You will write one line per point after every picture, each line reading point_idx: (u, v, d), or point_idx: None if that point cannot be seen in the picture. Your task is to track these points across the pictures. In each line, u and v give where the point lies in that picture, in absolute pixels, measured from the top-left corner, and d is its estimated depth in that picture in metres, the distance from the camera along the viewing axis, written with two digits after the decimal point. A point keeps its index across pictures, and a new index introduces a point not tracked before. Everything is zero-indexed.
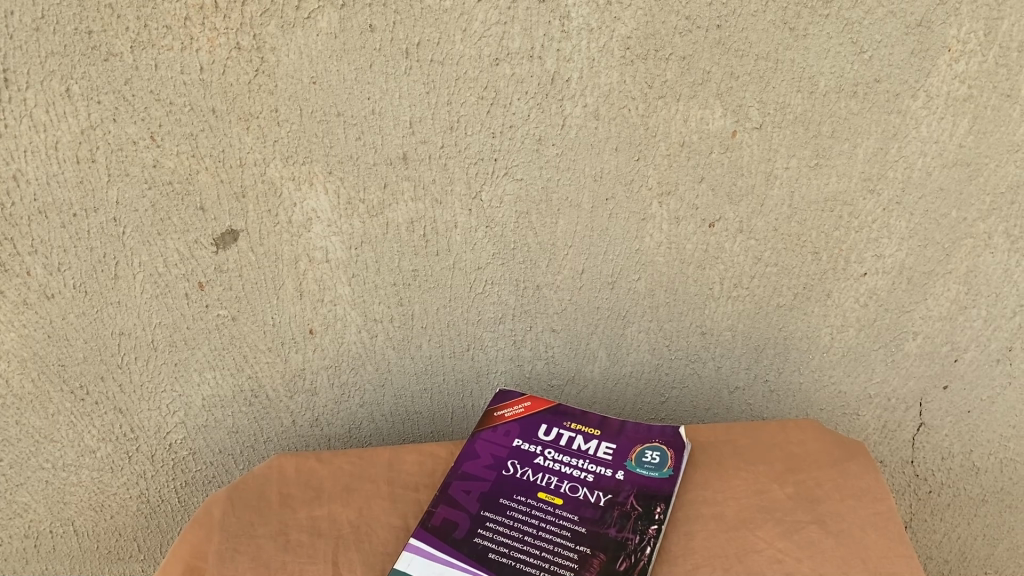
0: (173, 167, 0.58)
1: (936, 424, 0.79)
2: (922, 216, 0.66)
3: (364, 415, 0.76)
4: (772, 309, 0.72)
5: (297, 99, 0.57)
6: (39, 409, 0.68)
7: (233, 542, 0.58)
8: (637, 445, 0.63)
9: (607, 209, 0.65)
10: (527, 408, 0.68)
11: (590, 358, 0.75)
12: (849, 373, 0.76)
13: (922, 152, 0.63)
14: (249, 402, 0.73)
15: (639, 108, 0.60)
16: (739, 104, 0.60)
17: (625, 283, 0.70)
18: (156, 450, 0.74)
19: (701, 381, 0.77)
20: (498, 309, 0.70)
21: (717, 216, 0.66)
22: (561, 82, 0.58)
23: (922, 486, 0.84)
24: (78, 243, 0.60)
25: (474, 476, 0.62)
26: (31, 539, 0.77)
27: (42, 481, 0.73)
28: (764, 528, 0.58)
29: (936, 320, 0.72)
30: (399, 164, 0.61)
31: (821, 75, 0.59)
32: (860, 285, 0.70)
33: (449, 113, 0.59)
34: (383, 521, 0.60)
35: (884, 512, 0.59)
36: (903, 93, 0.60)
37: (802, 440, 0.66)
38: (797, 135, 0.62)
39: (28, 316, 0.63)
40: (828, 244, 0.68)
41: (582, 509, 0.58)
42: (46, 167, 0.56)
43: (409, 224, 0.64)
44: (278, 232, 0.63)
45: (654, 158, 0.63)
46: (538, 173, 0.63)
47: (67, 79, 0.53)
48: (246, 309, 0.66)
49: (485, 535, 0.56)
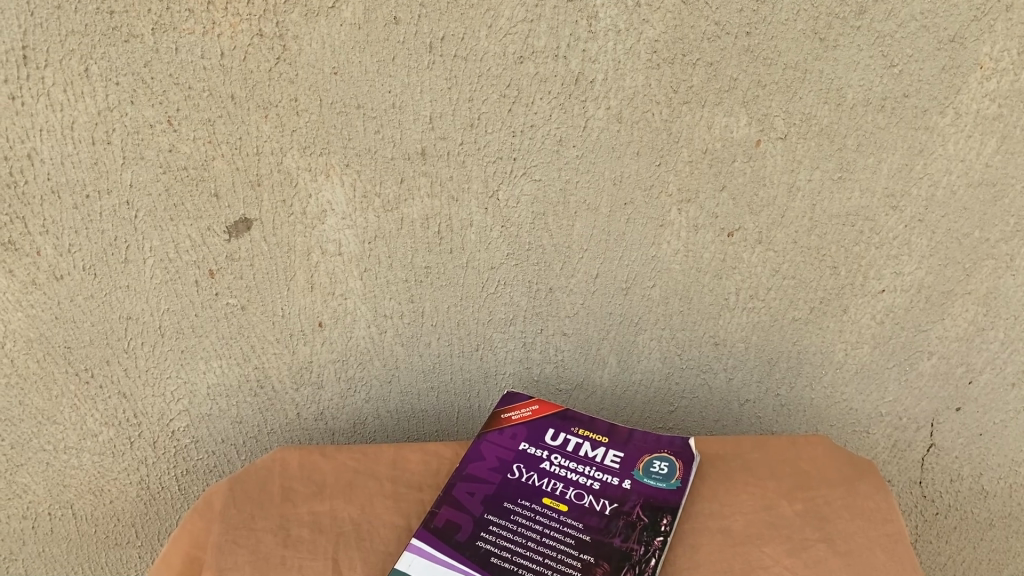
0: (189, 153, 0.57)
1: (946, 445, 0.78)
2: (944, 235, 0.65)
3: (369, 410, 0.75)
4: (787, 322, 0.71)
5: (317, 89, 0.56)
6: (43, 390, 0.68)
7: (232, 535, 0.58)
8: (645, 454, 0.63)
9: (625, 213, 0.64)
10: (535, 412, 0.67)
11: (600, 364, 0.74)
12: (862, 391, 0.75)
13: (948, 170, 0.62)
14: (254, 393, 0.72)
15: (663, 113, 0.59)
16: (765, 113, 0.59)
17: (640, 290, 0.69)
18: (159, 436, 0.73)
19: (711, 392, 0.76)
20: (509, 310, 0.70)
21: (736, 226, 0.65)
22: (586, 84, 0.58)
23: (929, 508, 0.83)
24: (89, 224, 0.59)
25: (479, 478, 0.61)
26: (29, 521, 0.76)
27: (43, 462, 0.72)
28: (771, 545, 0.57)
29: (952, 341, 0.71)
30: (417, 159, 0.60)
31: (849, 87, 0.58)
32: (878, 302, 0.69)
33: (470, 110, 0.58)
34: (385, 519, 0.59)
35: (893, 534, 0.58)
36: (931, 109, 0.59)
37: (812, 456, 0.65)
38: (822, 148, 0.61)
39: (36, 296, 0.62)
40: (847, 259, 0.67)
41: (587, 517, 0.57)
42: (61, 146, 0.56)
43: (424, 221, 0.63)
44: (292, 223, 0.62)
45: (675, 164, 0.62)
46: (557, 174, 0.62)
47: (86, 59, 0.53)
48: (255, 299, 0.66)
49: (488, 539, 0.55)
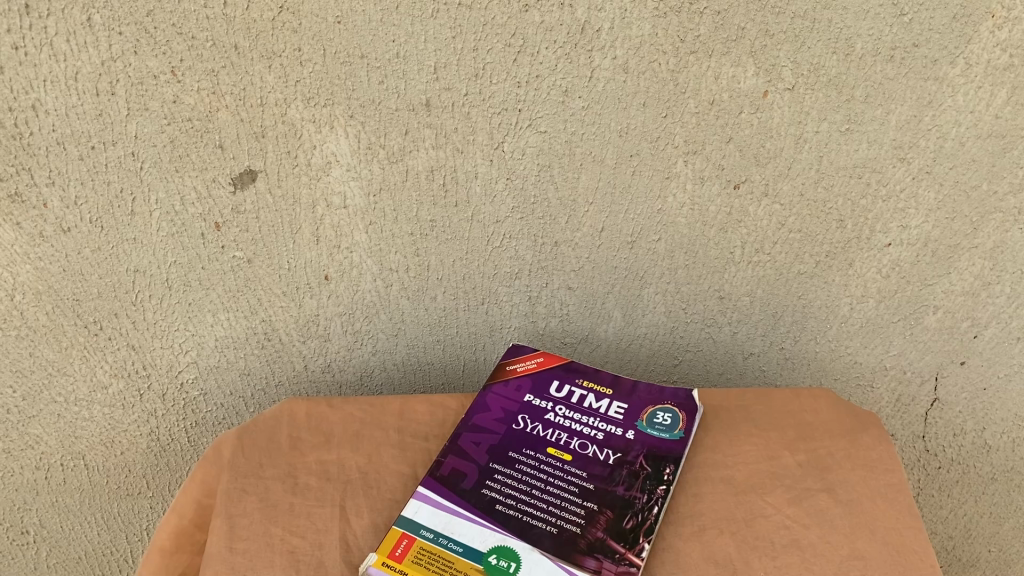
0: (193, 103, 0.57)
1: (950, 400, 0.78)
2: (952, 187, 0.65)
3: (376, 363, 0.76)
4: (793, 276, 0.71)
5: (321, 39, 0.56)
6: (53, 341, 0.68)
7: (241, 482, 0.58)
8: (649, 405, 0.63)
9: (631, 165, 0.64)
10: (540, 363, 0.67)
11: (605, 318, 0.75)
12: (866, 345, 0.75)
13: (956, 121, 0.61)
14: (262, 345, 0.73)
15: (669, 62, 0.59)
16: (773, 63, 0.59)
17: (645, 243, 0.69)
18: (168, 388, 0.74)
19: (715, 346, 0.77)
20: (514, 264, 0.70)
21: (742, 177, 0.65)
22: (592, 33, 0.57)
23: (931, 462, 0.84)
24: (96, 176, 0.60)
25: (485, 428, 0.62)
26: (42, 471, 0.77)
27: (54, 414, 0.73)
28: (773, 494, 0.58)
29: (958, 295, 0.71)
30: (422, 110, 0.60)
31: (857, 37, 0.57)
32: (884, 256, 0.69)
33: (475, 60, 0.58)
34: (391, 468, 0.60)
35: (894, 484, 0.58)
36: (942, 59, 0.58)
37: (815, 408, 0.66)
38: (829, 99, 0.60)
39: (44, 249, 0.62)
40: (854, 212, 0.67)
41: (591, 466, 0.58)
42: (65, 97, 0.56)
43: (428, 173, 0.63)
44: (297, 175, 0.62)
45: (682, 115, 0.61)
46: (563, 126, 0.62)
47: (88, 8, 0.52)
48: (262, 252, 0.66)
49: (493, 487, 0.56)
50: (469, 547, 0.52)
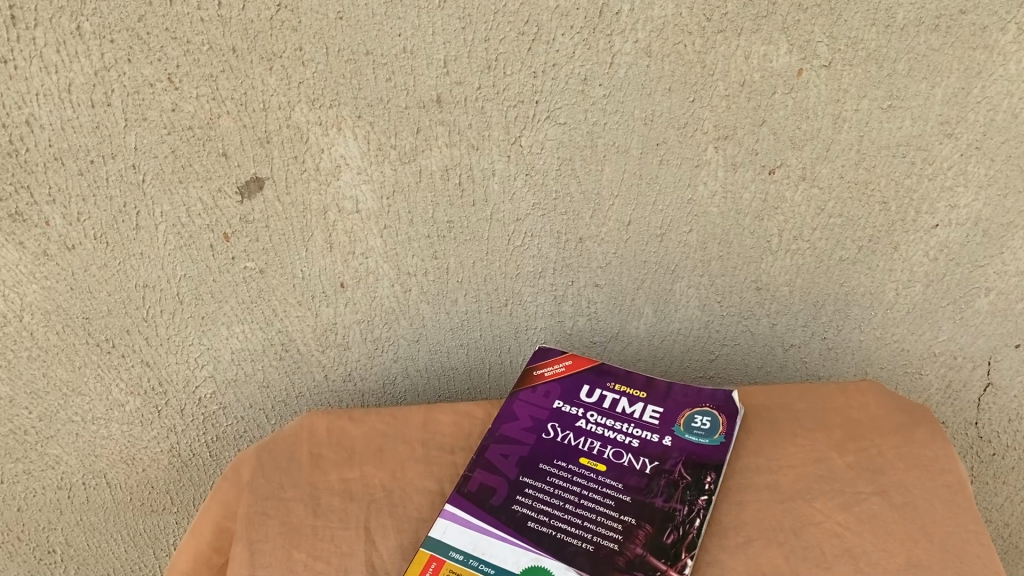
0: (192, 111, 0.54)
1: (1005, 384, 0.74)
2: (1004, 162, 0.60)
3: (398, 369, 0.73)
4: (834, 263, 0.67)
5: (323, 37, 0.52)
6: (66, 361, 0.66)
7: (262, 506, 0.56)
8: (686, 410, 0.59)
9: (657, 154, 0.60)
10: (568, 367, 0.64)
11: (635, 315, 0.71)
12: (913, 331, 0.71)
13: (1008, 92, 0.57)
14: (280, 357, 0.70)
15: (695, 44, 0.55)
16: (807, 39, 0.55)
17: (675, 235, 0.65)
18: (186, 404, 0.72)
19: (753, 339, 0.73)
20: (538, 263, 0.67)
21: (777, 162, 0.61)
22: (611, 16, 0.53)
23: (985, 449, 0.79)
24: (97, 191, 0.57)
25: (513, 439, 0.59)
26: (64, 491, 0.76)
27: (72, 434, 0.72)
28: (822, 499, 0.54)
29: (1012, 275, 0.66)
30: (433, 107, 0.56)
31: (899, 6, 0.53)
32: (931, 238, 0.65)
33: (487, 51, 0.54)
34: (417, 485, 0.57)
35: (953, 484, 0.55)
36: (992, 26, 0.54)
37: (863, 404, 0.62)
38: (869, 74, 0.56)
39: (50, 268, 0.60)
40: (898, 194, 0.62)
41: (627, 476, 0.55)
42: (60, 111, 0.53)
43: (443, 172, 0.60)
44: (305, 180, 0.59)
45: (711, 99, 0.57)
46: (583, 116, 0.58)
47: (77, 16, 0.49)
48: (274, 261, 0.63)
49: (524, 503, 0.53)
50: (500, 569, 0.49)
